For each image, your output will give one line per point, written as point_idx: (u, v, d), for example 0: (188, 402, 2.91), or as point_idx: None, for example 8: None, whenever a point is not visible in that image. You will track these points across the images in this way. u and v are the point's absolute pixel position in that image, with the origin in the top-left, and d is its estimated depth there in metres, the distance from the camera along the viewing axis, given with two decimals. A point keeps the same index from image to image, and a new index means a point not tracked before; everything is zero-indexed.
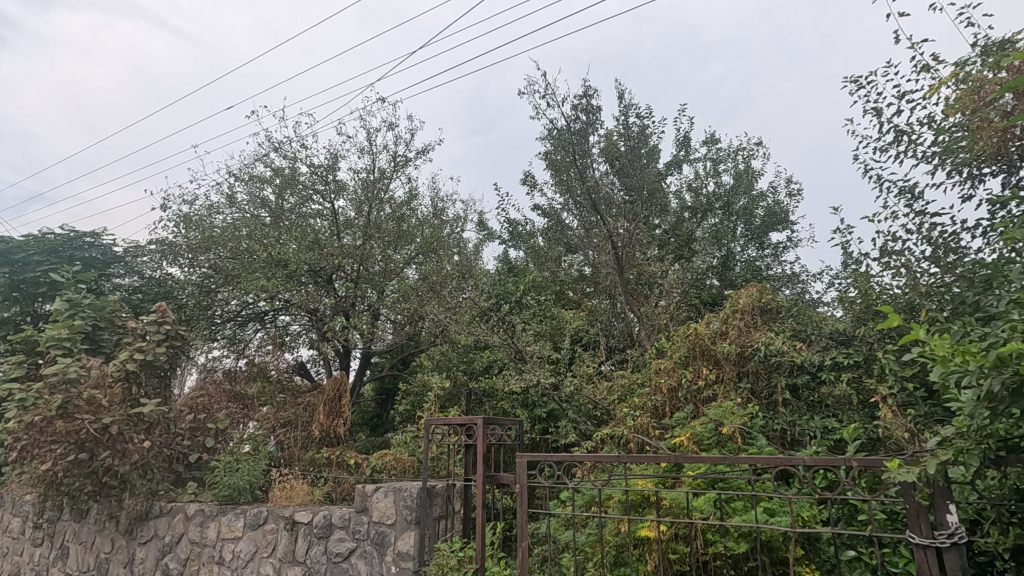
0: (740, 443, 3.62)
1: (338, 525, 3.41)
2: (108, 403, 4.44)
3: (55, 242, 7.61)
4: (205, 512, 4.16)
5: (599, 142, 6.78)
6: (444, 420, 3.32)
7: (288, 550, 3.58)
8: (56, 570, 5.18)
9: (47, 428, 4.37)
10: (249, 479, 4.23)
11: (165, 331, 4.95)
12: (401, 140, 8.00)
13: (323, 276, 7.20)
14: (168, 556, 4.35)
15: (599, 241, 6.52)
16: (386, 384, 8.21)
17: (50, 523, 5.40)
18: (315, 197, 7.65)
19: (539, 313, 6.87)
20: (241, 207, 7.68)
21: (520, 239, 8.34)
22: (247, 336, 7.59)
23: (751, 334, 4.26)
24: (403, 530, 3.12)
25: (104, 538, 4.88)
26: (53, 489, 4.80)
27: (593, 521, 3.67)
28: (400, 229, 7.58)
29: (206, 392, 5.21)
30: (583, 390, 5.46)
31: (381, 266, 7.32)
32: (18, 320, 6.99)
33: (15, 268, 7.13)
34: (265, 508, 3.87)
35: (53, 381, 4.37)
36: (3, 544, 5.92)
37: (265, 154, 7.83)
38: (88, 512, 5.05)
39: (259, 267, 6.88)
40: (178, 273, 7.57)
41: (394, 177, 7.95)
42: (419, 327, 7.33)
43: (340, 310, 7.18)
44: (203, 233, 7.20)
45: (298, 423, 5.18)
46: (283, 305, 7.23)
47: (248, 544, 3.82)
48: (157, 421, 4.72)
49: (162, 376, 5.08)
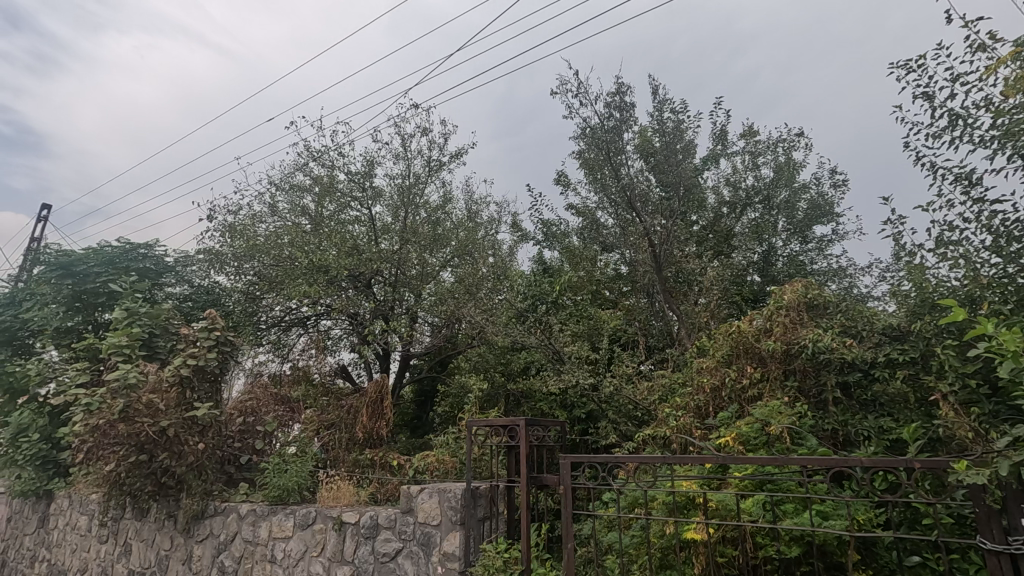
0: (789, 444, 3.52)
1: (384, 526, 3.47)
2: (165, 407, 4.63)
3: (112, 253, 8.00)
4: (257, 512, 4.30)
5: (633, 139, 6.69)
6: (485, 421, 3.31)
7: (337, 549, 3.66)
8: (121, 566, 5.44)
9: (111, 430, 4.55)
10: (297, 480, 4.35)
11: (215, 337, 5.18)
12: (435, 144, 8.10)
13: (363, 280, 7.36)
14: (223, 554, 4.51)
15: (636, 239, 6.40)
16: (425, 385, 8.33)
17: (114, 521, 5.68)
18: (353, 204, 7.83)
19: (576, 313, 6.85)
20: (282, 216, 7.92)
21: (554, 239, 8.23)
22: (291, 341, 7.74)
23: (798, 330, 4.08)
24: (448, 531, 3.15)
25: (163, 536, 5.10)
26: (117, 488, 5.06)
27: (637, 523, 3.63)
28: (436, 233, 7.69)
29: (254, 396, 5.39)
30: (622, 390, 5.40)
31: (418, 269, 7.44)
32: (81, 329, 7.39)
33: (77, 279, 7.53)
34: (314, 508, 3.97)
35: (115, 387, 4.51)
36: (71, 540, 6.26)
37: (304, 163, 8.05)
38: (148, 511, 5.29)
39: (302, 273, 7.07)
40: (226, 282, 7.88)
41: (429, 182, 8.05)
42: (456, 329, 7.41)
43: (380, 314, 7.34)
44: (248, 242, 7.44)
45: (342, 424, 5.29)
46: (325, 309, 7.40)
47: (299, 543, 3.93)
48: (210, 424, 4.94)
49: (214, 381, 5.28)
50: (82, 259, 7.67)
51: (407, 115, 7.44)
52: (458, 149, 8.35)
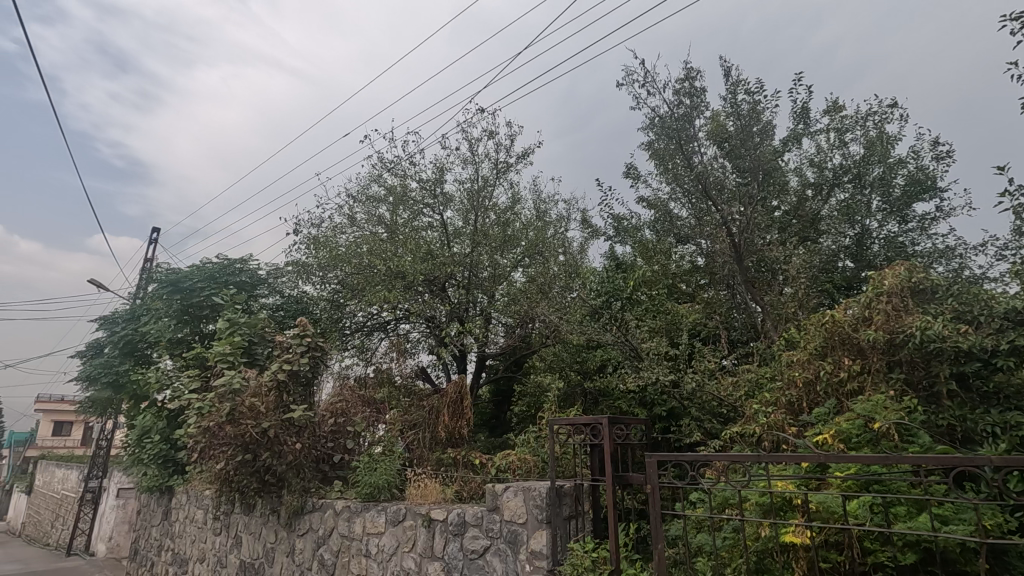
0: (897, 442, 3.24)
1: (471, 523, 3.53)
2: (265, 410, 4.99)
3: (213, 269, 8.72)
4: (352, 509, 4.53)
5: (705, 125, 6.42)
6: (567, 420, 3.28)
7: (428, 546, 3.78)
8: (233, 557, 5.90)
9: (220, 432, 4.96)
10: (386, 478, 4.54)
11: (307, 343, 5.51)
12: (502, 147, 8.18)
13: (438, 284, 7.55)
14: (322, 548, 4.77)
15: (712, 230, 6.18)
16: (502, 385, 8.42)
17: (225, 515, 6.18)
18: (425, 211, 8.07)
19: (652, 308, 6.48)
20: (360, 226, 8.29)
21: (626, 234, 8.04)
22: (374, 345, 8.09)
23: (902, 318, 3.72)
24: (534, 530, 3.15)
25: (269, 530, 5.48)
26: (227, 485, 5.50)
27: (729, 524, 3.46)
28: (506, 234, 7.77)
29: (343, 398, 5.62)
30: (704, 386, 5.19)
31: (489, 271, 7.54)
32: (189, 339, 8.10)
33: (185, 294, 8.27)
34: (404, 505, 4.11)
35: (222, 392, 4.98)
36: (190, 532, 6.87)
37: (378, 174, 8.39)
38: (255, 506, 5.71)
39: (381, 280, 7.36)
40: (313, 291, 8.36)
41: (497, 184, 8.12)
42: (530, 328, 7.44)
43: (455, 316, 7.53)
44: (330, 252, 7.85)
45: (424, 424, 5.44)
46: (403, 313, 7.66)
47: (391, 538, 4.09)
48: (305, 425, 5.26)
49: (307, 384, 5.62)
50: (188, 276, 8.42)
51: (473, 120, 7.56)
52: (525, 149, 8.38)
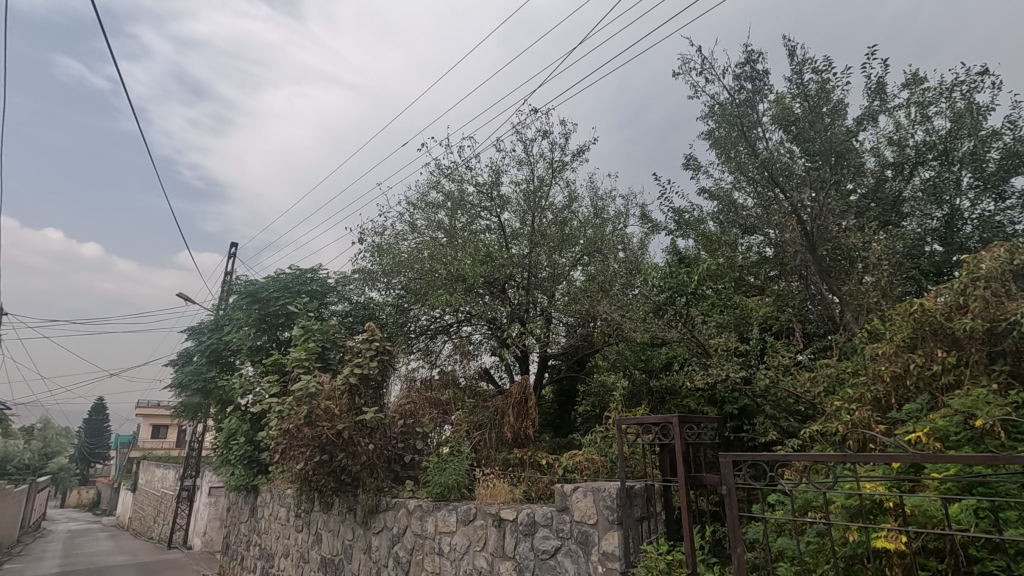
0: (1004, 440, 2.96)
1: (542, 523, 3.54)
2: (339, 412, 5.21)
3: (287, 279, 9.19)
4: (424, 508, 4.65)
5: (770, 109, 6.13)
6: (635, 419, 3.23)
7: (499, 545, 3.81)
8: (315, 553, 6.19)
9: (299, 433, 5.22)
10: (456, 478, 4.63)
11: (375, 347, 5.71)
12: (557, 145, 8.15)
13: (498, 286, 7.63)
14: (397, 546, 4.92)
15: (780, 218, 5.77)
16: (565, 385, 8.38)
17: (306, 513, 6.49)
18: (483, 214, 8.16)
19: (719, 303, 6.30)
20: (421, 232, 8.50)
21: (688, 227, 7.80)
22: (438, 347, 8.26)
23: (1005, 305, 3.38)
24: (606, 530, 3.11)
25: (347, 527, 5.70)
26: (307, 484, 5.78)
27: (813, 528, 3.28)
28: (564, 233, 7.74)
29: (411, 399, 5.79)
30: (779, 382, 4.91)
31: (548, 271, 7.55)
32: (268, 346, 8.58)
33: (262, 304, 8.77)
34: (474, 505, 4.17)
35: (300, 395, 5.24)
36: (275, 528, 7.27)
37: (436, 181, 8.57)
38: (333, 504, 5.97)
39: (442, 284, 7.51)
40: (379, 297, 8.64)
41: (553, 183, 8.10)
42: (591, 327, 7.36)
43: (517, 317, 7.57)
44: (394, 259, 8.09)
45: (490, 425, 5.50)
46: (465, 316, 7.78)
47: (463, 537, 4.16)
48: (376, 426, 5.45)
49: (377, 387, 5.81)
50: (264, 287, 8.93)
51: (527, 121, 7.58)
52: (580, 146, 8.31)
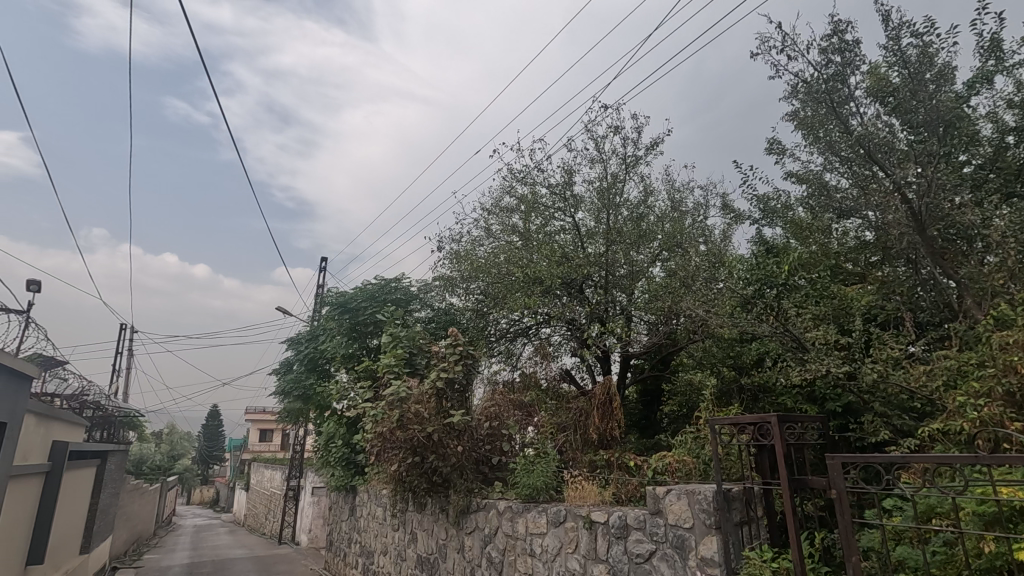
0: None
1: (634, 526, 3.47)
2: (428, 415, 5.40)
3: (373, 289, 9.66)
4: (514, 509, 4.71)
5: (862, 82, 5.67)
6: (729, 419, 3.10)
7: (591, 548, 3.78)
8: (411, 551, 6.43)
9: (392, 436, 5.47)
10: (544, 480, 4.66)
11: (459, 352, 5.87)
12: (629, 140, 8.00)
13: (575, 286, 7.60)
14: (489, 546, 5.00)
15: (881, 199, 5.32)
16: (650, 385, 8.16)
17: (401, 512, 6.77)
18: (557, 215, 8.16)
19: (814, 293, 5.90)
20: (497, 237, 8.63)
21: (774, 215, 7.33)
22: (518, 350, 8.35)
23: None
24: (703, 535, 3.00)
25: (440, 527, 5.89)
26: (402, 484, 6.03)
27: (938, 537, 2.99)
28: (641, 229, 7.58)
29: (496, 402, 5.89)
30: (889, 377, 4.50)
31: (626, 269, 7.40)
32: (359, 354, 9.06)
33: (353, 314, 9.28)
34: (564, 506, 4.18)
35: (391, 399, 5.48)
36: (373, 527, 7.64)
37: (509, 185, 8.66)
38: (426, 504, 6.18)
39: (520, 287, 7.58)
40: (459, 302, 8.87)
41: (627, 179, 7.95)
42: (674, 324, 7.13)
43: (596, 317, 7.45)
44: (472, 265, 8.27)
45: (575, 426, 5.47)
46: (544, 318, 7.80)
47: (554, 539, 4.16)
48: (464, 429, 5.59)
49: (463, 390, 5.97)
50: (354, 297, 9.44)
51: (597, 118, 7.49)
52: (653, 139, 8.10)
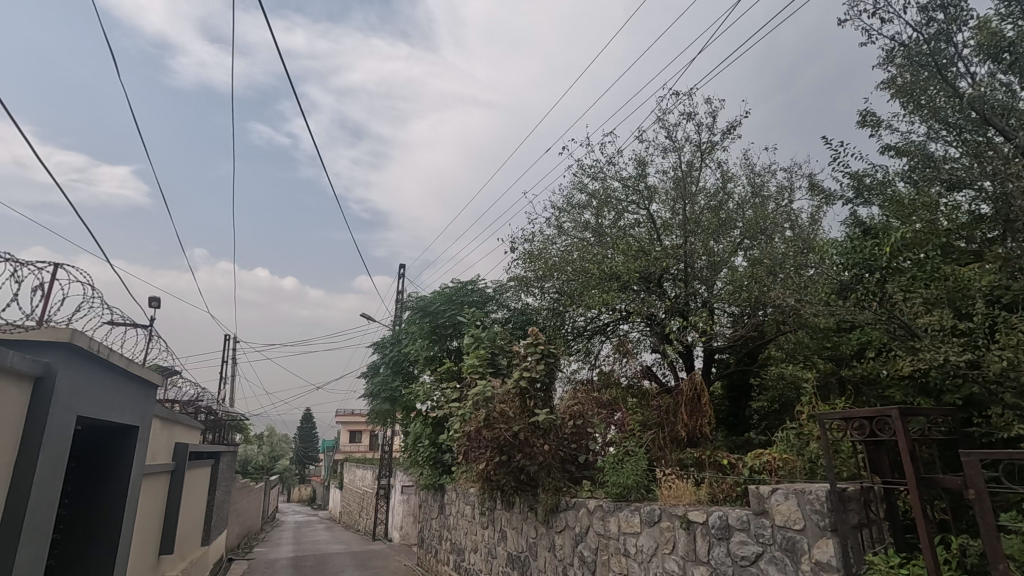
0: None
1: (737, 527, 3.31)
2: (513, 414, 5.47)
3: (450, 292, 9.90)
4: (605, 508, 4.65)
5: (971, 38, 5.11)
6: (841, 413, 2.87)
7: (690, 549, 3.65)
8: (501, 549, 6.51)
9: (480, 435, 5.59)
10: (635, 478, 4.56)
11: (540, 351, 5.88)
12: (704, 126, 7.68)
13: (654, 280, 7.41)
14: (581, 545, 4.95)
15: (1000, 168, 4.77)
16: (736, 380, 7.80)
17: (490, 510, 6.88)
18: (630, 209, 7.99)
19: (923, 275, 5.28)
20: (569, 234, 8.56)
21: (870, 193, 6.74)
22: (597, 348, 8.27)
23: None
24: (817, 538, 2.81)
25: (530, 526, 5.91)
26: (490, 483, 6.13)
27: None
28: (720, 217, 7.28)
29: (579, 400, 5.83)
30: (1021, 365, 3.99)
31: (706, 260, 7.13)
32: (441, 355, 9.33)
33: (433, 316, 9.59)
34: (658, 506, 4.06)
35: (477, 399, 5.58)
36: (463, 525, 7.80)
37: (580, 181, 8.58)
38: (514, 503, 6.25)
39: (596, 284, 7.44)
40: (534, 302, 8.86)
41: (703, 166, 7.65)
42: (762, 316, 6.76)
43: (676, 311, 7.21)
44: (545, 264, 8.25)
45: (662, 425, 5.29)
46: (622, 314, 7.66)
47: (649, 539, 4.06)
48: (549, 428, 5.59)
49: (545, 390, 5.96)
50: (434, 300, 9.75)
51: (670, 107, 7.26)
52: (730, 123, 7.73)
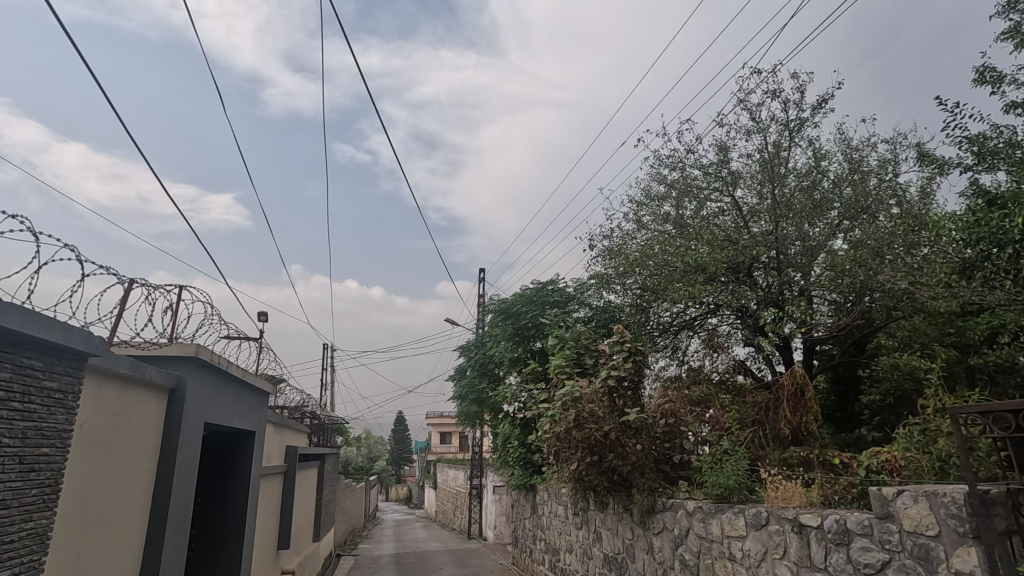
0: None
1: (858, 532, 3.06)
2: (603, 414, 5.40)
3: (532, 293, 9.96)
4: (705, 510, 4.47)
5: None
6: (978, 408, 2.56)
7: (803, 555, 3.42)
8: (597, 550, 6.43)
9: (571, 435, 5.59)
10: (737, 479, 4.36)
11: (627, 349, 5.76)
12: (791, 103, 7.21)
13: (744, 270, 7.04)
14: (682, 548, 4.79)
15: None
16: (842, 372, 7.20)
17: (584, 511, 6.84)
18: (713, 196, 7.67)
19: None
20: (649, 228, 8.29)
21: (994, 157, 6.00)
22: (684, 344, 8.07)
23: None
24: (956, 546, 2.53)
25: (625, 527, 5.81)
26: (582, 483, 6.09)
27: None
28: (814, 199, 6.80)
29: (670, 398, 5.63)
30: None
31: (801, 246, 6.67)
32: (525, 356, 9.41)
33: (516, 318, 9.69)
34: (764, 508, 3.85)
35: (565, 399, 5.57)
36: (556, 526, 7.80)
37: (658, 172, 8.33)
38: (608, 503, 6.17)
39: (680, 277, 7.08)
40: (616, 299, 8.69)
41: (793, 146, 7.17)
42: (868, 301, 6.23)
43: (771, 301, 6.81)
44: (625, 259, 8.04)
45: (763, 422, 4.99)
46: (711, 307, 7.36)
47: (757, 543, 3.85)
48: (640, 427, 5.46)
49: (635, 389, 5.81)
50: (516, 302, 9.85)
51: (751, 86, 6.88)
52: (820, 97, 7.20)
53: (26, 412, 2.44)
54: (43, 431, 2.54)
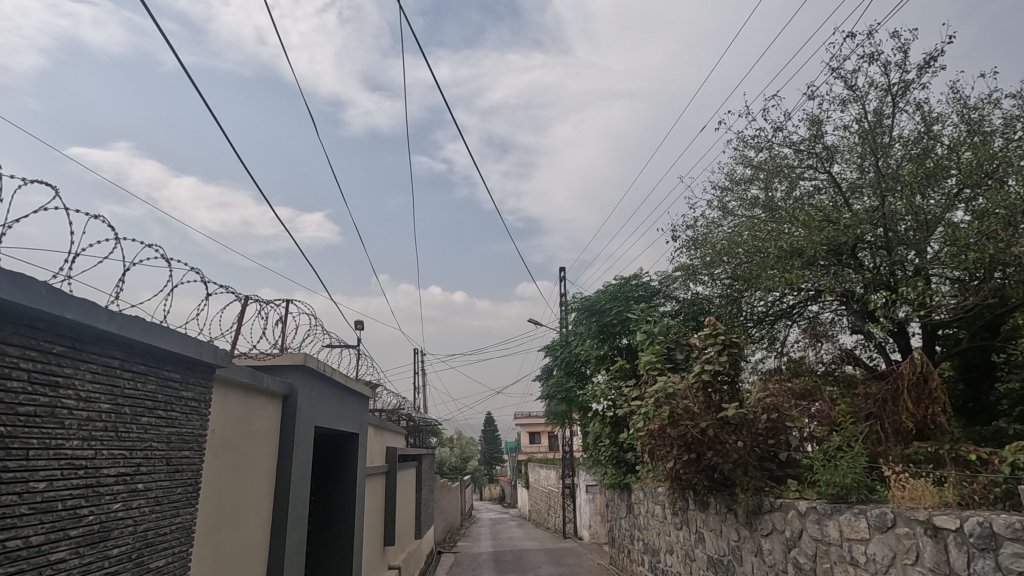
0: None
1: (1007, 537, 2.73)
2: (699, 410, 5.21)
3: (615, 289, 9.78)
4: (819, 510, 4.17)
5: None
6: None
7: (941, 561, 3.09)
8: (700, 552, 6.20)
9: (665, 432, 5.43)
10: (855, 477, 4.03)
11: (721, 341, 5.47)
12: (892, 65, 6.57)
13: (847, 252, 6.53)
14: (795, 551, 4.50)
15: None
16: (972, 358, 6.44)
17: (683, 510, 6.64)
18: (807, 174, 7.16)
19: None
20: (736, 214, 7.89)
21: None
22: (783, 334, 7.59)
23: None
24: None
25: (730, 528, 5.55)
26: (681, 482, 5.90)
27: None
28: (927, 167, 6.12)
29: (771, 392, 5.23)
30: None
31: (912, 221, 6.08)
32: (612, 353, 9.27)
33: (600, 315, 9.57)
34: (890, 509, 3.53)
35: (659, 396, 5.42)
36: (654, 526, 7.62)
37: (743, 154, 7.91)
38: (709, 503, 5.93)
39: (774, 264, 6.69)
40: (705, 290, 8.34)
41: (897, 111, 6.54)
42: (999, 277, 5.54)
43: (880, 283, 6.26)
44: (713, 247, 7.66)
45: (881, 416, 4.61)
46: (811, 294, 6.91)
47: (883, 547, 3.53)
48: (740, 423, 5.16)
49: (732, 383, 5.53)
50: (600, 299, 9.73)
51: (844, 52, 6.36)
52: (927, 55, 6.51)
53: (170, 419, 2.74)
54: (183, 435, 2.84)
